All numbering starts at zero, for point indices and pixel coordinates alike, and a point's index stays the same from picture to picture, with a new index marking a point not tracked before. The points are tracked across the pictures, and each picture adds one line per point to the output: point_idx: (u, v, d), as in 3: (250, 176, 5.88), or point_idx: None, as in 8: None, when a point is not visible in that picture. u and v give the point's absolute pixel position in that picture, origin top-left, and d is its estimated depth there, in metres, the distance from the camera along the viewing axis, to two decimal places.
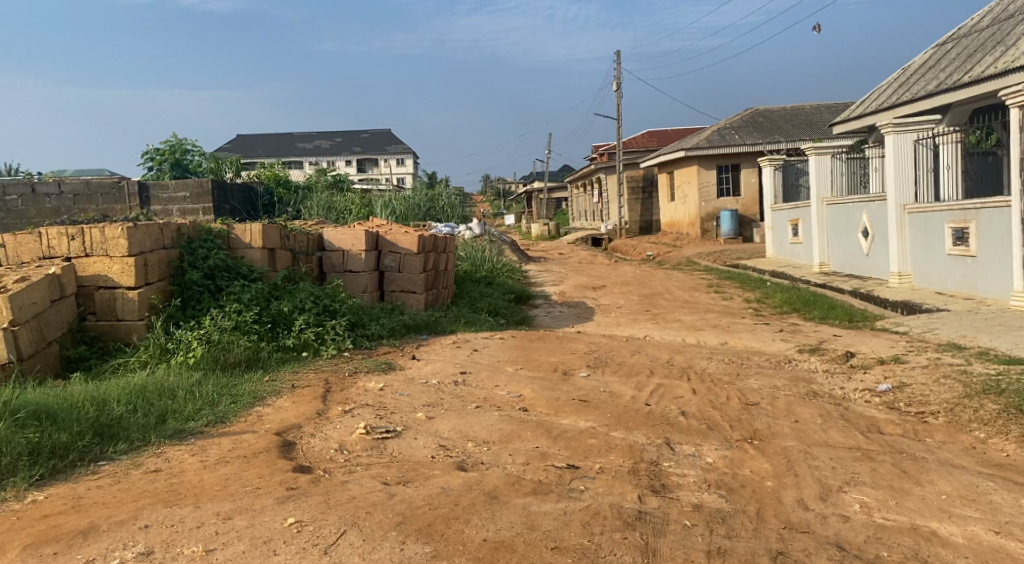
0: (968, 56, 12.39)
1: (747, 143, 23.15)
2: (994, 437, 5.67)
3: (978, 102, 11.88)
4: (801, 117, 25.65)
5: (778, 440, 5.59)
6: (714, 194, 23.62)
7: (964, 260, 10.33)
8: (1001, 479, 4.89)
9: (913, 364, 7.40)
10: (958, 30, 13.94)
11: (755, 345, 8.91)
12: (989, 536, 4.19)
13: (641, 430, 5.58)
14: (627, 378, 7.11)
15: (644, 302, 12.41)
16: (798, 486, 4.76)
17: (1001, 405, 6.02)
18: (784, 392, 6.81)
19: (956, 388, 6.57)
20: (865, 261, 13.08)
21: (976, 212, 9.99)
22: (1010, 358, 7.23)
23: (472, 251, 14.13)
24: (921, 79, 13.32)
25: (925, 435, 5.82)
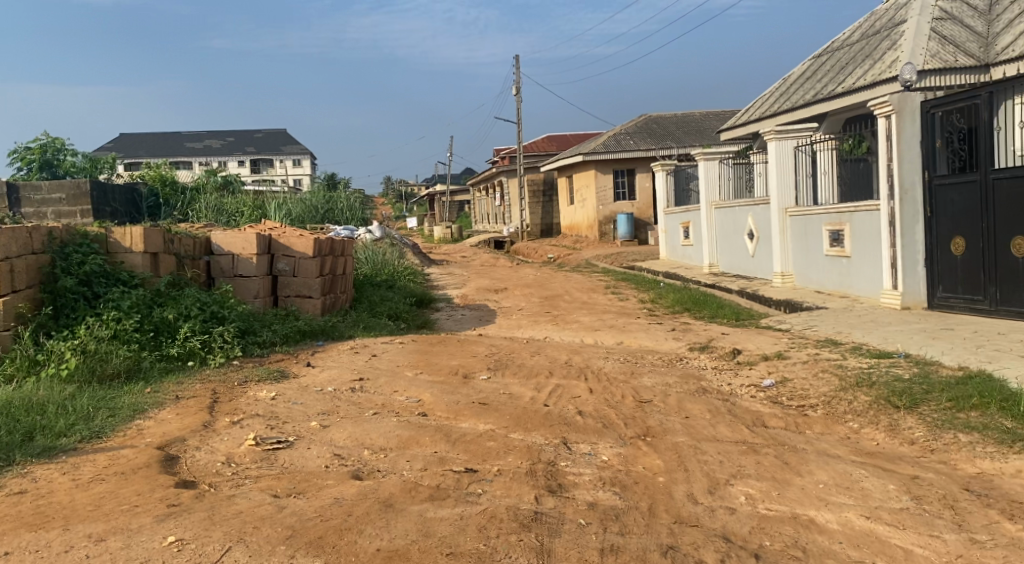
0: (841, 68, 13.05)
1: (641, 148, 23.76)
2: (867, 427, 5.99)
3: (847, 111, 12.55)
4: (692, 124, 26.58)
5: (670, 436, 5.76)
6: (611, 197, 24.14)
7: (840, 260, 10.92)
8: (871, 467, 5.17)
9: (795, 360, 7.74)
10: (832, 43, 14.67)
11: (649, 344, 9.14)
12: (861, 521, 4.41)
13: (539, 431, 5.65)
14: (527, 380, 7.17)
15: (544, 304, 12.54)
16: (688, 480, 4.92)
17: (873, 396, 6.39)
18: (676, 389, 7.02)
19: (833, 381, 6.93)
20: (751, 261, 13.62)
21: (851, 215, 10.57)
22: (881, 352, 7.67)
23: (371, 254, 14.01)
24: (801, 89, 13.92)
25: (805, 427, 6.09)
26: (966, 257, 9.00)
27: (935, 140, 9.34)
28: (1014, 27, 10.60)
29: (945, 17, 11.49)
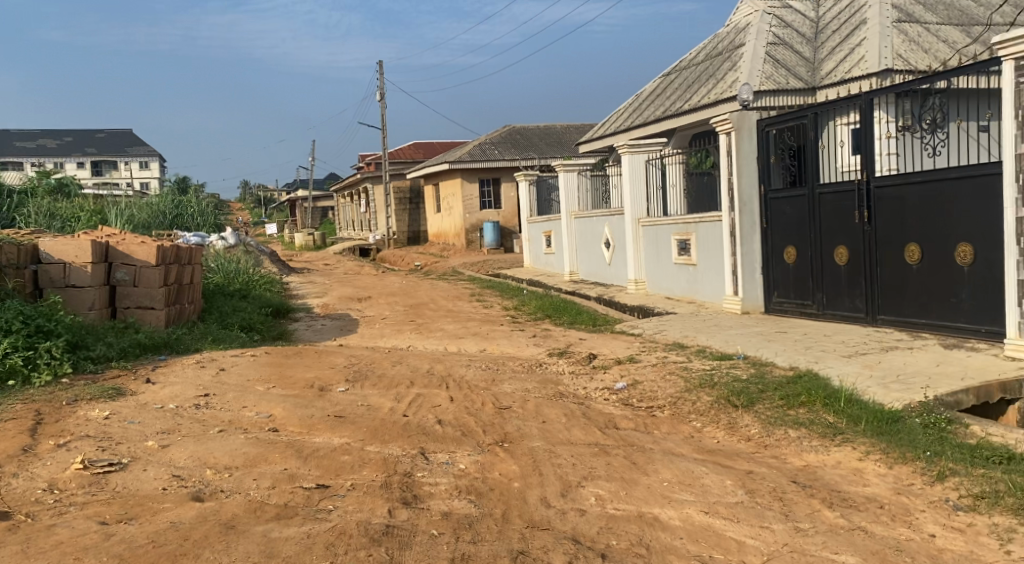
0: (688, 86, 13.68)
1: (505, 158, 24.07)
2: (709, 426, 6.29)
3: (694, 127, 13.17)
4: (553, 135, 27.17)
5: (526, 441, 5.83)
6: (477, 205, 24.28)
7: (687, 268, 11.46)
8: (712, 464, 5.41)
9: (646, 363, 8.03)
10: (679, 62, 15.39)
11: (510, 350, 9.24)
12: (701, 516, 4.61)
13: (396, 442, 5.59)
14: (386, 390, 7.09)
15: (408, 312, 12.45)
16: (541, 485, 4.99)
17: (714, 397, 6.73)
18: (534, 394, 7.13)
19: (679, 383, 7.23)
20: (608, 269, 14.04)
21: (696, 225, 11.12)
22: (724, 354, 8.08)
23: (223, 262, 13.48)
24: (652, 105, 14.51)
25: (653, 427, 6.32)
26: (798, 265, 9.65)
27: (769, 156, 9.93)
28: (837, 53, 11.43)
29: (778, 43, 12.28)
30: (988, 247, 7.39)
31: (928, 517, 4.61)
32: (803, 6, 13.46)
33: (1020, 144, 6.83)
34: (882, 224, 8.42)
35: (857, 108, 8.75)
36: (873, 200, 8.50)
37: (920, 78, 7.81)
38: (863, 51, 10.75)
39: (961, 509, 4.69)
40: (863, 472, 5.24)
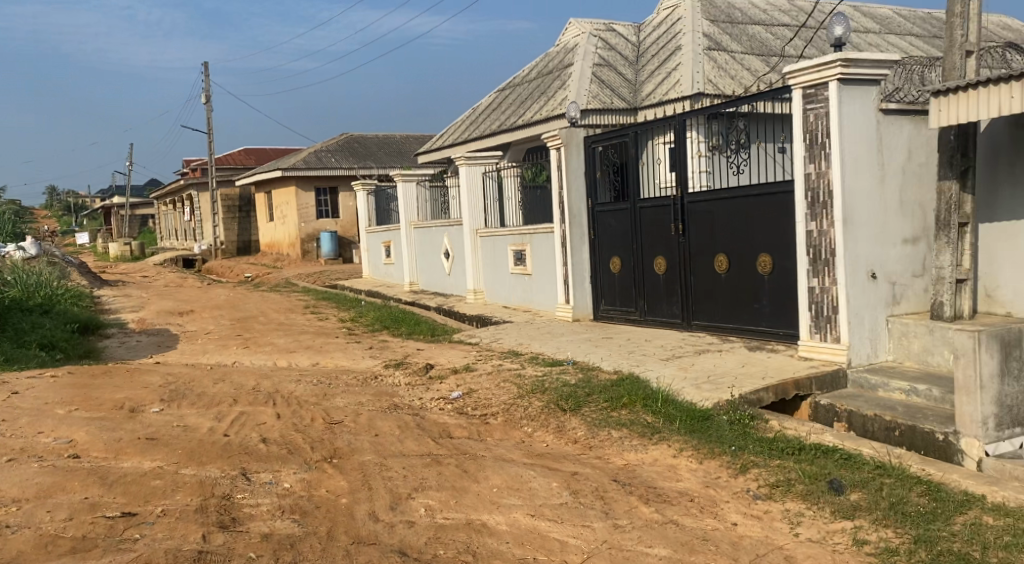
0: (521, 101, 13.97)
1: (343, 167, 23.65)
2: (540, 431, 6.39)
3: (526, 142, 13.49)
4: (392, 145, 27.02)
5: (356, 455, 5.69)
6: (313, 214, 23.68)
7: (523, 278, 11.67)
8: (541, 467, 5.50)
9: (481, 372, 8.06)
10: (513, 79, 15.70)
11: (344, 363, 9.03)
12: (527, 520, 4.68)
13: (215, 464, 5.32)
14: (207, 409, 6.73)
15: (235, 326, 11.94)
16: (370, 499, 4.90)
17: (545, 402, 6.86)
18: (367, 407, 6.99)
19: (512, 390, 7.33)
20: (447, 279, 14.06)
21: (532, 237, 11.36)
22: (555, 360, 8.27)
23: (22, 275, 12.42)
24: (487, 119, 14.72)
25: (486, 435, 6.34)
26: (622, 275, 10.06)
27: (595, 171, 10.30)
28: (655, 76, 12.04)
29: (602, 64, 12.80)
30: (784, 258, 7.97)
31: (732, 508, 4.90)
32: (626, 30, 14.09)
33: (808, 164, 7.44)
34: (695, 236, 8.93)
35: (672, 129, 9.24)
36: (686, 214, 9.00)
37: (725, 102, 8.35)
38: (678, 76, 11.38)
39: (760, 498, 5.03)
40: (677, 469, 5.52)
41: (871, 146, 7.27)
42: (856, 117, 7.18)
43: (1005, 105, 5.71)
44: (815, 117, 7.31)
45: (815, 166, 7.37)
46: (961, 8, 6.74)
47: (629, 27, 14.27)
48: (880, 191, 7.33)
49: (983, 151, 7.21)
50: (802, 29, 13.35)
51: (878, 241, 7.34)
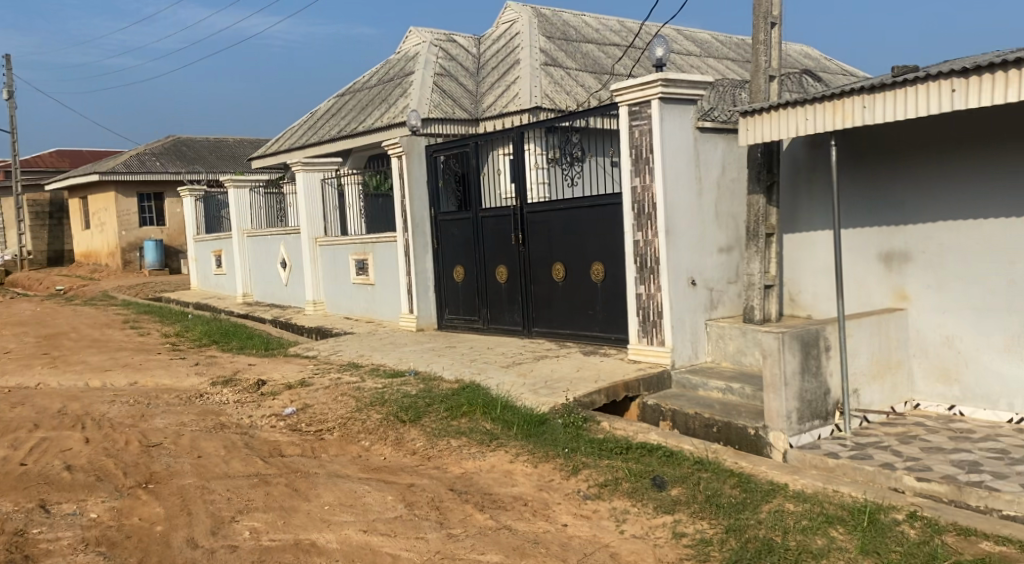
0: (361, 108, 13.77)
1: (169, 171, 22.48)
2: (376, 444, 6.27)
3: (366, 149, 13.30)
4: (224, 150, 25.99)
5: (175, 479, 5.38)
6: (136, 222, 22.34)
7: (365, 287, 11.49)
8: (375, 481, 5.40)
9: (316, 386, 7.84)
10: (353, 85, 15.46)
11: (166, 382, 8.52)
12: (358, 536, 4.58)
13: (8, 497, 4.89)
14: (2, 437, 6.17)
15: (42, 344, 11.03)
16: (188, 525, 4.64)
17: (383, 415, 6.76)
18: (190, 427, 6.63)
19: (349, 403, 7.17)
20: (284, 290, 13.64)
21: (373, 246, 11.21)
22: (394, 371, 8.17)
23: None
24: (325, 125, 14.40)
25: (321, 451, 6.16)
26: (464, 283, 10.11)
27: (436, 181, 10.31)
28: (495, 89, 12.19)
29: (443, 74, 12.82)
30: (615, 266, 8.26)
31: (564, 510, 5.00)
32: (466, 42, 14.19)
33: (634, 178, 7.76)
34: (533, 246, 9.10)
35: (510, 140, 9.38)
36: (526, 224, 9.17)
37: (559, 116, 8.56)
38: (517, 89, 11.59)
39: (590, 498, 5.17)
40: (512, 474, 5.58)
41: (689, 161, 7.68)
42: (676, 134, 7.57)
43: (802, 126, 6.18)
44: (639, 132, 7.64)
45: (640, 180, 7.69)
46: (763, 36, 7.34)
47: (469, 38, 14.38)
48: (698, 204, 7.75)
49: (785, 168, 7.77)
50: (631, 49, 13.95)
51: (697, 251, 7.75)
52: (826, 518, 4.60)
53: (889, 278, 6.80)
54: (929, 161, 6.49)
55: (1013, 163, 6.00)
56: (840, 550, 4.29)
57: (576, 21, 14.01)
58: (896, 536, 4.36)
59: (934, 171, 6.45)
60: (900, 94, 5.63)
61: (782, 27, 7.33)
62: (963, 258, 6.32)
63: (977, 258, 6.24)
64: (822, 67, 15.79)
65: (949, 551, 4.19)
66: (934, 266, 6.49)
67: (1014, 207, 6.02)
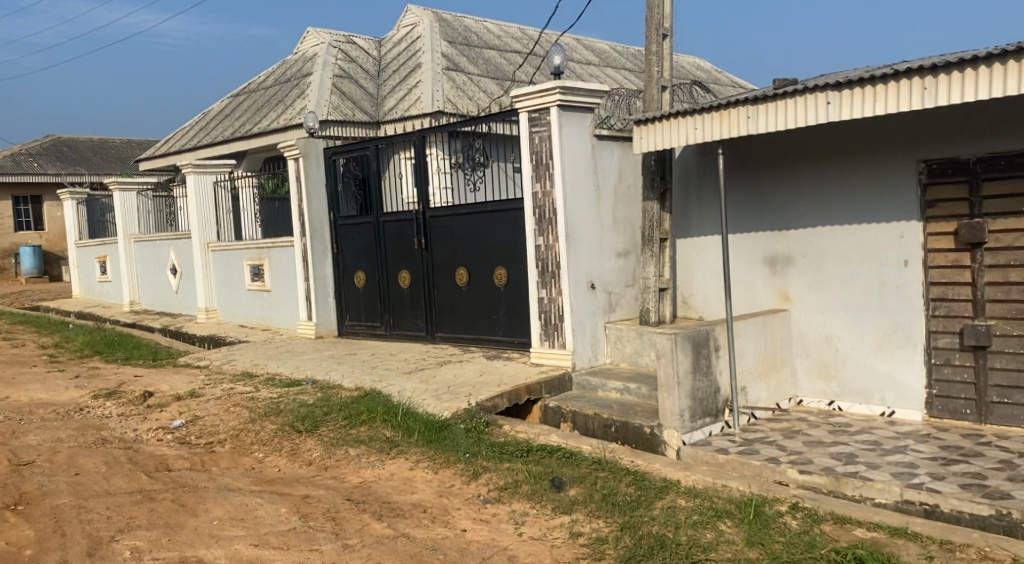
0: (256, 109, 13.39)
1: (47, 173, 21.36)
2: (271, 455, 6.08)
3: (262, 151, 12.95)
4: (109, 151, 24.90)
5: (49, 499, 5.08)
6: (11, 227, 21.12)
7: (261, 294, 11.18)
8: (268, 493, 5.23)
9: (207, 397, 7.56)
10: (247, 85, 15.03)
11: (43, 396, 8.05)
12: (249, 550, 4.42)
13: None
14: None
15: None
16: (62, 547, 4.39)
17: (278, 425, 6.57)
18: (67, 444, 6.28)
19: (242, 414, 6.94)
20: (174, 298, 13.13)
21: (269, 251, 10.91)
22: (290, 380, 7.95)
23: None
24: (219, 126, 13.94)
25: (210, 464, 5.93)
26: (365, 289, 9.96)
27: (335, 185, 10.12)
28: (396, 92, 12.05)
29: (342, 76, 12.60)
30: (517, 271, 8.28)
31: (463, 515, 4.96)
32: (366, 44, 14.00)
33: (535, 184, 7.80)
34: (436, 251, 9.04)
35: (411, 144, 9.30)
36: (428, 229, 9.10)
37: (460, 121, 8.53)
38: (418, 92, 11.50)
39: (490, 502, 5.15)
40: (412, 481, 5.50)
41: (588, 168, 7.77)
42: (574, 140, 7.65)
43: (690, 135, 6.35)
44: (540, 139, 7.68)
45: (541, 185, 7.74)
46: (655, 47, 7.50)
47: (369, 41, 14.19)
48: (597, 210, 7.85)
49: (677, 175, 7.96)
50: (532, 56, 14.05)
51: (596, 255, 7.85)
52: (715, 513, 4.72)
53: (773, 280, 7.05)
54: (808, 169, 6.75)
55: (883, 172, 6.31)
56: (728, 543, 4.40)
57: (478, 27, 14.02)
58: (779, 527, 4.50)
59: (814, 178, 6.72)
60: (782, 106, 5.84)
61: (673, 38, 7.52)
62: (839, 261, 6.61)
63: (851, 261, 6.53)
64: (714, 79, 16.31)
65: (827, 539, 4.35)
66: (815, 268, 6.76)
67: (882, 214, 6.34)
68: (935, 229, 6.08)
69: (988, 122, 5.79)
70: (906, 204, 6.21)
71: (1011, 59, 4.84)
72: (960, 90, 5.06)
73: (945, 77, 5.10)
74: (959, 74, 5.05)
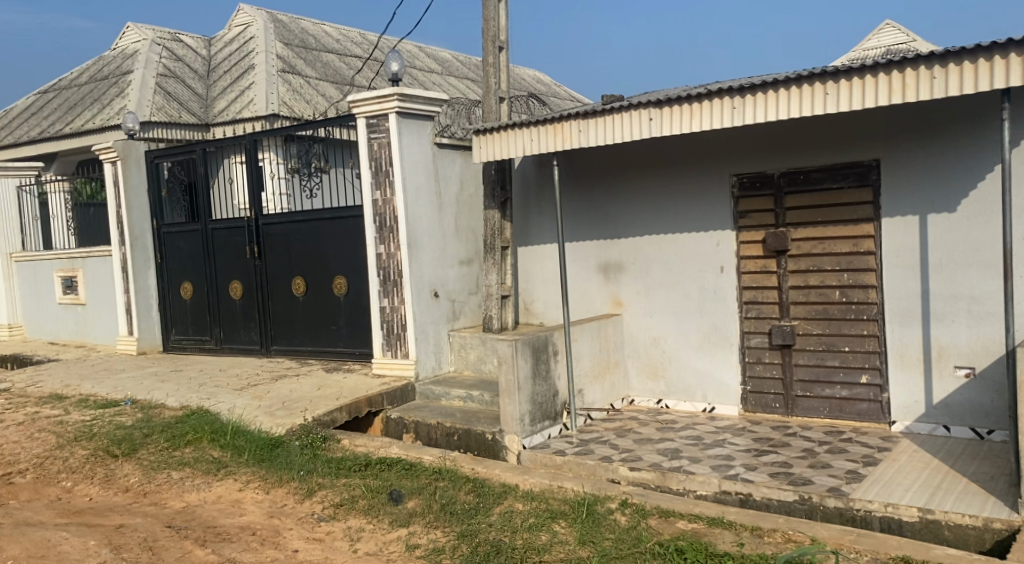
0: (69, 108, 12.45)
1: None
2: (81, 483, 5.63)
3: (75, 152, 12.05)
4: None
5: None
6: None
7: (74, 308, 10.39)
8: (76, 526, 4.83)
9: (7, 424, 6.90)
10: (58, 81, 13.95)
11: None
12: None
13: None
14: None
15: None
16: None
17: (91, 450, 6.10)
18: None
19: (48, 440, 6.39)
20: None
21: (83, 261, 10.16)
22: (106, 401, 7.41)
23: None
24: (25, 125, 12.84)
25: (9, 497, 5.41)
26: (194, 301, 9.46)
27: (159, 191, 9.57)
28: (228, 93, 11.55)
29: (167, 75, 11.94)
30: (357, 280, 8.11)
31: (294, 535, 4.77)
32: (195, 42, 13.33)
33: (374, 191, 7.67)
34: (270, 259, 8.72)
35: (243, 149, 8.93)
36: (261, 237, 8.75)
37: (297, 126, 8.25)
38: (251, 94, 11.06)
39: (324, 520, 4.99)
40: (240, 503, 5.25)
41: (428, 176, 7.72)
42: (414, 148, 7.58)
43: (525, 147, 6.45)
44: (378, 146, 7.56)
45: (381, 193, 7.61)
46: (492, 59, 7.56)
47: (198, 39, 13.53)
48: (438, 217, 7.82)
49: (516, 185, 8.05)
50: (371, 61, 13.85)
51: (437, 263, 7.80)
52: (550, 514, 4.79)
53: (607, 286, 7.25)
54: (636, 181, 7.00)
55: (702, 185, 6.64)
56: (562, 543, 4.46)
57: (316, 30, 13.69)
58: (609, 524, 4.62)
59: (642, 188, 6.97)
60: (608, 121, 6.03)
61: (509, 51, 7.64)
62: (666, 267, 6.89)
63: (677, 268, 6.82)
64: (552, 92, 16.68)
65: (652, 533, 4.50)
66: (645, 275, 7.02)
67: (702, 224, 6.66)
68: (746, 238, 6.45)
69: (791, 140, 6.20)
70: (721, 215, 6.56)
71: (807, 83, 5.22)
72: (764, 111, 5.40)
73: (751, 98, 5.44)
74: (763, 95, 5.39)
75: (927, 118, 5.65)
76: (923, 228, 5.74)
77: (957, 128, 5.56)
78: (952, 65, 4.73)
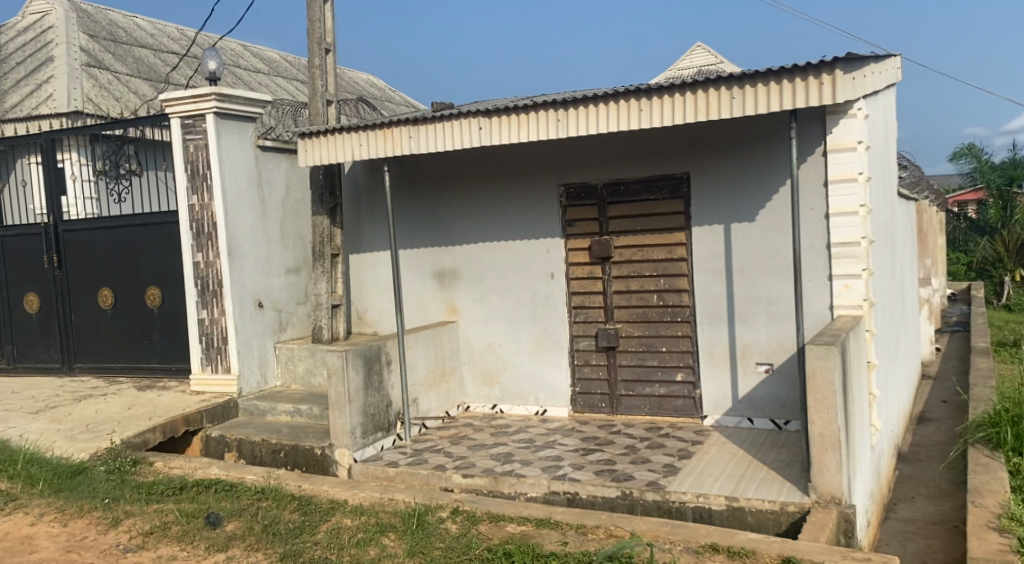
0: None
1: None
2: None
3: None
4: None
5: None
6: None
7: None
8: None
9: None
10: None
11: None
12: None
13: None
14: None
15: None
16: None
17: None
18: None
19: None
20: None
21: None
22: None
23: None
24: None
25: None
26: None
27: None
28: (22, 88, 10.57)
29: None
30: (172, 290, 7.60)
31: None
32: None
33: (190, 196, 7.23)
34: (73, 269, 8.03)
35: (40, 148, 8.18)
36: (62, 244, 8.04)
37: (103, 125, 7.64)
38: (50, 90, 10.15)
39: (131, 550, 4.59)
40: (32, 538, 4.73)
41: (251, 180, 7.36)
42: (234, 152, 7.20)
43: (351, 153, 6.28)
44: (194, 148, 7.13)
45: (198, 198, 7.19)
46: (318, 61, 7.31)
47: None
48: (262, 224, 7.47)
49: (346, 191, 7.83)
50: (189, 59, 13.11)
51: (262, 271, 7.44)
52: (379, 528, 4.63)
53: (441, 294, 7.18)
54: (467, 189, 6.99)
55: (530, 194, 6.70)
56: (390, 557, 4.32)
57: (126, 22, 12.79)
58: (439, 534, 4.52)
59: (471, 195, 6.96)
60: (436, 129, 5.98)
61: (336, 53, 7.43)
62: (498, 273, 6.91)
63: (509, 274, 6.86)
64: (385, 98, 16.48)
65: (482, 539, 4.45)
66: (478, 281, 7.01)
67: (531, 232, 6.73)
68: (573, 245, 6.58)
69: (612, 150, 6.37)
70: (549, 224, 6.65)
71: (623, 99, 5.38)
72: (585, 124, 5.52)
73: (574, 112, 5.55)
74: (584, 109, 5.51)
75: (732, 132, 5.95)
76: (727, 234, 6.05)
77: (757, 143, 5.89)
78: (748, 86, 5.01)
